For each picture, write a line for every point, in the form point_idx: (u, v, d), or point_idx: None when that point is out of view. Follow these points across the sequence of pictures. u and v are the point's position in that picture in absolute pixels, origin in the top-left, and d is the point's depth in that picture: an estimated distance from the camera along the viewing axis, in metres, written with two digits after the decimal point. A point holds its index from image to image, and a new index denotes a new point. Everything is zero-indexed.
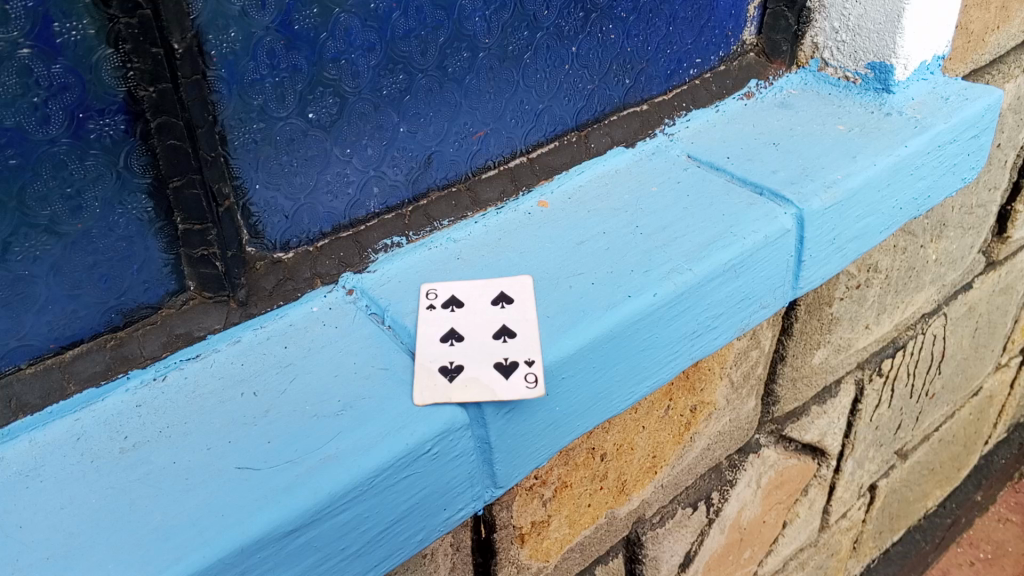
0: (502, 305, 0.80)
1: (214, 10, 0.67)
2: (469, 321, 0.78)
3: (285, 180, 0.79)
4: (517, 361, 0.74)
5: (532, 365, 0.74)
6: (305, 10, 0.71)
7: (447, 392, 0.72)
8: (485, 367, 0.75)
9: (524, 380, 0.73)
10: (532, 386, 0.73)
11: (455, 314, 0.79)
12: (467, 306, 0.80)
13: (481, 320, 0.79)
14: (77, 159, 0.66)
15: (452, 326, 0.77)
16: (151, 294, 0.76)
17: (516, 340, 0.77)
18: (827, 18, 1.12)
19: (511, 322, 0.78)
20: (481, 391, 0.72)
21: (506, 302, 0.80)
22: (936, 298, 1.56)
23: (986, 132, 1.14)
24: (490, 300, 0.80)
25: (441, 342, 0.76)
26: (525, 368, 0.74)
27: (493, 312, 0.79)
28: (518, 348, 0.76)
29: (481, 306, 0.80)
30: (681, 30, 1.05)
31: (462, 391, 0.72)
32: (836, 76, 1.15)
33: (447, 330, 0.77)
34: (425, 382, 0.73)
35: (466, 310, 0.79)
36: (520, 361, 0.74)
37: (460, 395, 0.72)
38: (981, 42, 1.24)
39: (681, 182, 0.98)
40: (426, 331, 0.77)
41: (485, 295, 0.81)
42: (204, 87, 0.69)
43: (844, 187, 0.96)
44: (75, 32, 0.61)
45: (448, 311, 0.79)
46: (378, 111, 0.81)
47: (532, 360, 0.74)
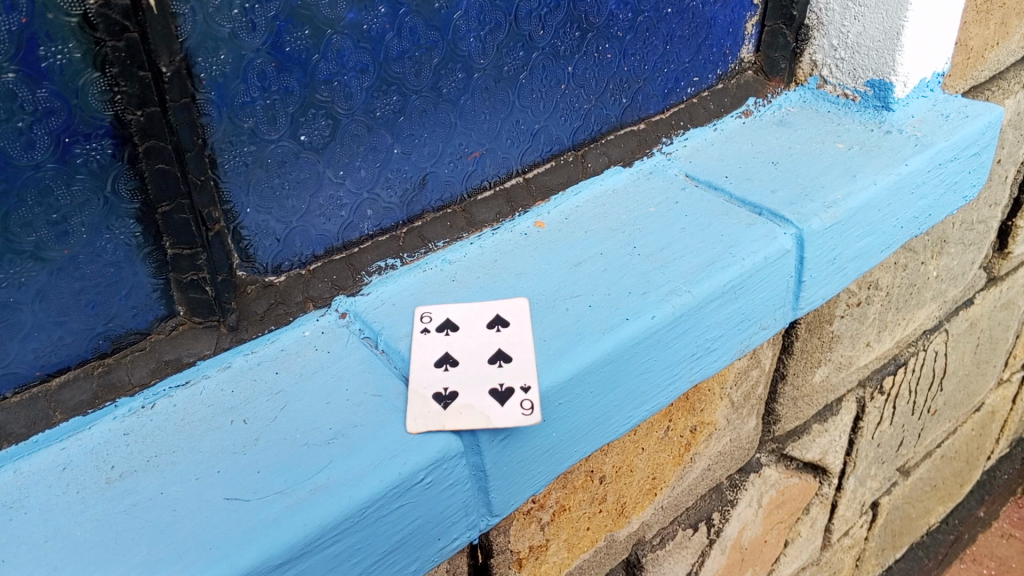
0: (498, 328, 0.79)
1: (203, 33, 0.66)
2: (464, 346, 0.77)
3: (277, 204, 0.77)
4: (512, 388, 0.73)
5: (528, 391, 0.72)
6: (296, 32, 0.70)
7: (441, 420, 0.70)
8: (480, 394, 0.73)
9: (520, 407, 0.71)
10: (527, 413, 0.71)
11: (450, 338, 0.77)
12: (463, 329, 0.79)
13: (477, 344, 0.78)
14: (63, 184, 0.65)
15: (446, 350, 0.76)
16: (139, 319, 0.75)
17: (511, 365, 0.75)
18: (826, 35, 1.11)
19: (507, 346, 0.77)
20: (475, 418, 0.71)
21: (502, 325, 0.79)
22: (937, 314, 1.55)
23: (987, 150, 1.13)
24: (485, 323, 0.79)
25: (435, 367, 0.75)
26: (521, 395, 0.72)
27: (490, 335, 0.78)
28: (514, 373, 0.74)
29: (477, 328, 0.79)
30: (679, 49, 1.04)
31: (456, 418, 0.71)
32: (836, 93, 1.14)
33: (441, 354, 0.76)
34: (418, 410, 0.71)
35: (462, 332, 0.78)
36: (516, 387, 0.72)
37: (454, 423, 0.70)
38: (980, 58, 1.24)
39: (679, 202, 0.97)
40: (419, 356, 0.75)
41: (481, 318, 0.80)
42: (194, 110, 0.68)
43: (844, 207, 0.94)
44: (60, 55, 0.60)
45: (443, 335, 0.78)
46: (371, 132, 0.80)
47: (527, 386, 0.72)
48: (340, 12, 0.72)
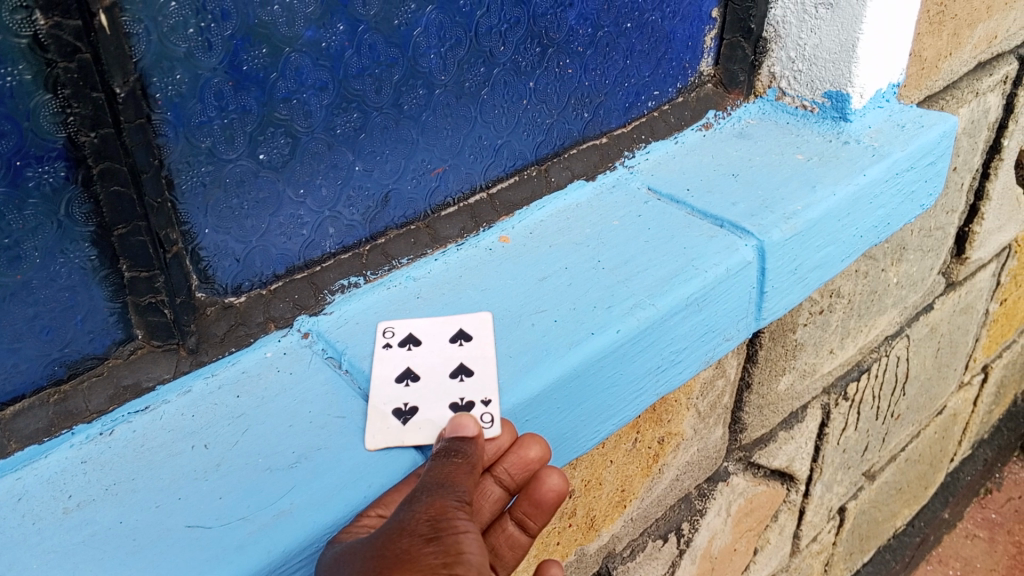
0: (462, 341, 0.78)
1: (157, 52, 0.65)
2: (427, 360, 0.76)
3: (237, 223, 0.76)
4: (472, 402, 0.72)
5: (488, 405, 0.71)
6: (254, 50, 0.70)
7: (399, 437, 0.70)
8: (440, 410, 0.73)
9: (480, 421, 0.70)
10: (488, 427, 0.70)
11: (413, 353, 0.76)
12: (426, 343, 0.77)
13: (440, 359, 0.77)
14: (14, 209, 0.63)
15: (408, 366, 0.75)
16: (97, 344, 0.73)
17: (472, 379, 0.74)
18: (783, 48, 1.12)
19: (469, 361, 0.76)
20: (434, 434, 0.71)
21: (465, 339, 0.78)
22: (898, 320, 1.57)
23: (942, 159, 1.15)
24: (449, 337, 0.78)
25: (396, 382, 0.74)
26: (480, 408, 0.71)
27: (454, 350, 0.77)
28: (474, 387, 0.73)
29: (440, 342, 0.78)
30: (639, 63, 1.05)
31: (415, 434, 0.71)
32: (794, 105, 1.16)
33: (403, 370, 0.75)
34: (378, 425, 0.71)
35: (425, 346, 0.77)
36: (476, 401, 0.72)
37: (412, 438, 0.70)
38: (934, 69, 1.26)
39: (642, 215, 0.97)
40: (380, 371, 0.74)
41: (444, 333, 0.79)
42: (149, 131, 0.67)
43: (804, 217, 0.95)
44: (10, 77, 0.59)
45: (405, 349, 0.77)
46: (332, 150, 0.80)
47: (487, 400, 0.71)
48: (299, 30, 0.72)
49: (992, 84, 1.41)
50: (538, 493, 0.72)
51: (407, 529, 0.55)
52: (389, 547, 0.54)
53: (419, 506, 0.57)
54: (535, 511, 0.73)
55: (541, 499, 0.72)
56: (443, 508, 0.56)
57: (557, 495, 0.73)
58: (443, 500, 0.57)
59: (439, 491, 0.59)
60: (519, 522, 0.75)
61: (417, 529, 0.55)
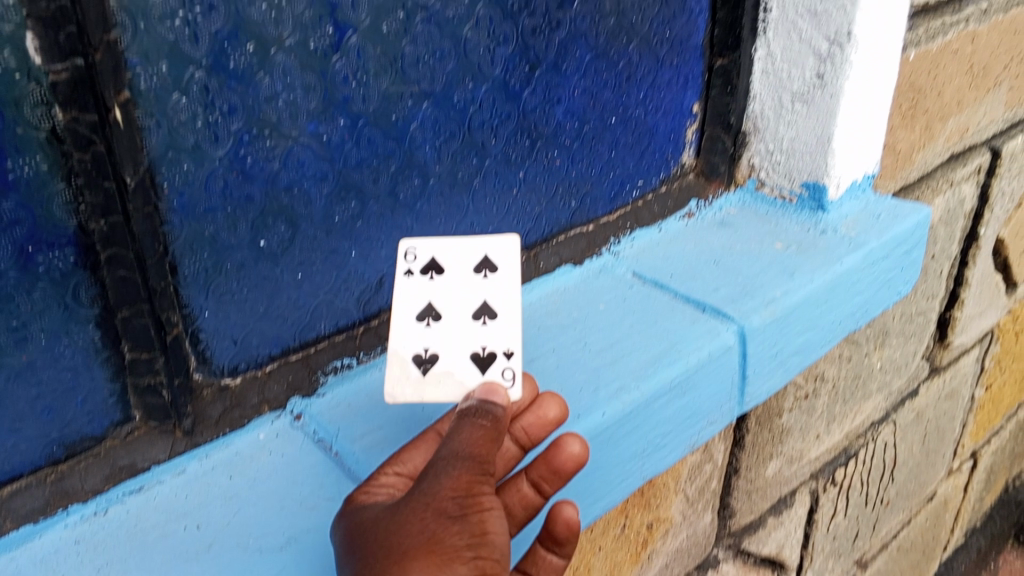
0: (485, 273, 0.79)
1: (167, 145, 0.69)
2: (449, 299, 0.78)
3: (235, 306, 0.79)
4: (495, 353, 0.74)
5: (509, 358, 0.74)
6: (258, 143, 0.74)
7: (422, 389, 0.74)
8: (462, 361, 0.75)
9: (501, 375, 0.73)
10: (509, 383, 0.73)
11: (435, 282, 0.78)
12: (449, 274, 0.79)
13: (463, 290, 0.78)
14: (23, 291, 0.66)
15: (429, 301, 0.78)
16: (95, 425, 0.75)
17: (494, 323, 0.76)
18: (762, 140, 1.18)
19: (492, 299, 0.77)
20: (456, 386, 0.74)
21: (489, 269, 0.79)
22: (883, 405, 1.59)
23: (917, 248, 1.19)
24: (474, 267, 0.80)
25: (417, 321, 0.77)
26: (502, 363, 0.73)
27: (477, 280, 0.79)
28: (496, 336, 0.75)
29: (465, 273, 0.79)
30: (623, 155, 1.09)
31: (433, 386, 0.74)
32: (773, 195, 1.20)
33: (425, 305, 0.77)
34: (401, 375, 0.74)
35: (446, 277, 0.78)
36: (498, 352, 0.74)
37: (435, 391, 0.73)
38: (908, 160, 1.32)
39: (627, 299, 1.01)
40: (403, 306, 0.77)
41: (467, 261, 0.80)
42: (156, 219, 0.70)
43: (783, 303, 0.99)
44: (27, 168, 0.63)
45: (427, 276, 0.79)
46: (330, 236, 0.83)
47: (509, 353, 0.74)
48: (302, 124, 0.76)
49: (966, 174, 1.47)
50: (557, 460, 0.72)
51: (436, 505, 0.60)
52: (417, 520, 0.59)
53: (449, 477, 0.61)
54: (552, 475, 0.73)
55: (560, 467, 0.72)
56: (471, 484, 0.62)
57: (576, 462, 0.73)
58: (471, 474, 0.62)
59: (463, 460, 0.62)
60: (534, 485, 0.75)
61: (445, 505, 0.60)
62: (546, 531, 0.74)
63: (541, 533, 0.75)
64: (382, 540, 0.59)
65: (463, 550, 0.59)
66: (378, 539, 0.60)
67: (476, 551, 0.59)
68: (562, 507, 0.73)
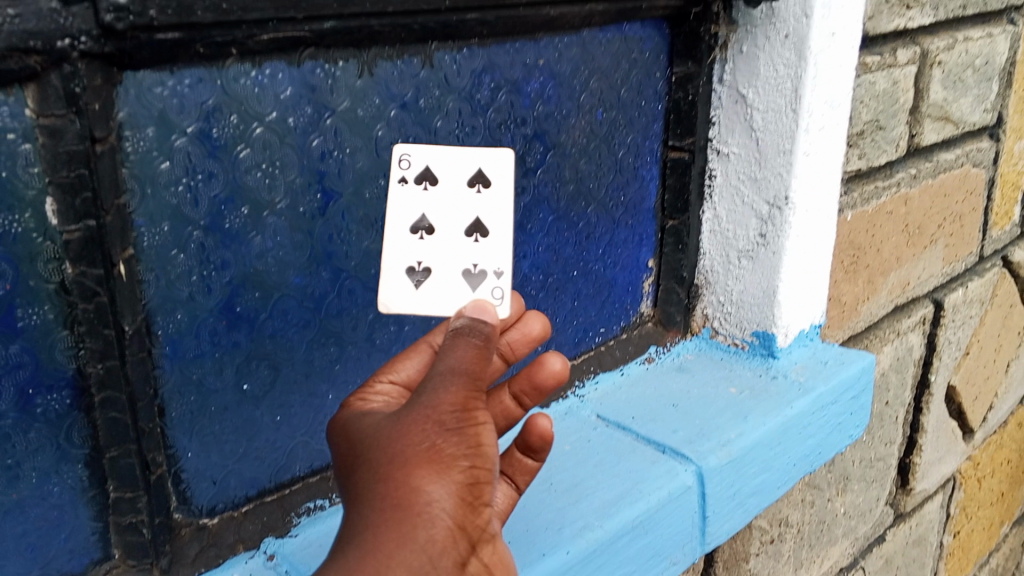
0: (479, 187, 0.74)
1: (164, 295, 0.76)
2: (443, 213, 0.73)
3: (217, 447, 0.83)
4: (485, 271, 0.74)
5: (500, 278, 0.73)
6: (247, 295, 0.82)
7: (413, 301, 0.73)
8: (454, 279, 0.74)
9: (491, 295, 0.73)
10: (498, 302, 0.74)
11: (428, 194, 0.73)
12: (444, 184, 0.74)
13: (456, 203, 0.74)
14: (21, 431, 0.70)
15: (422, 214, 0.73)
16: (75, 562, 0.77)
17: (487, 242, 0.74)
18: (713, 292, 1.27)
19: (485, 216, 0.74)
20: (446, 300, 0.73)
21: (483, 185, 0.75)
22: (851, 551, 1.61)
23: (864, 392, 1.26)
24: (468, 181, 0.74)
25: (410, 233, 0.73)
26: (493, 281, 0.73)
27: (470, 195, 0.74)
28: (489, 253, 0.73)
29: (459, 187, 0.74)
30: (585, 304, 1.17)
31: (427, 301, 0.73)
32: (727, 342, 1.28)
33: (418, 217, 0.73)
34: (391, 284, 0.73)
35: (441, 189, 0.74)
36: (488, 271, 0.74)
37: (425, 304, 0.73)
38: (854, 311, 1.41)
39: (591, 440, 1.06)
40: (396, 216, 0.73)
41: (462, 172, 0.75)
42: (149, 364, 0.76)
43: (737, 445, 1.04)
44: (35, 316, 0.69)
45: (421, 186, 0.73)
46: (309, 380, 0.89)
47: (500, 272, 0.74)
48: (288, 277, 0.84)
49: (912, 323, 1.55)
50: (540, 376, 0.77)
51: (434, 415, 0.57)
52: (418, 432, 0.56)
53: (448, 390, 0.57)
54: (532, 390, 0.78)
55: (541, 381, 0.77)
56: (468, 398, 0.58)
57: (556, 378, 0.77)
58: (469, 389, 0.58)
59: (457, 371, 0.59)
60: (515, 397, 0.80)
61: (444, 417, 0.57)
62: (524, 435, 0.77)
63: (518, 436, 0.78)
64: (382, 452, 0.57)
65: (464, 460, 0.57)
66: (376, 450, 0.57)
67: (475, 461, 0.58)
68: (537, 421, 0.74)
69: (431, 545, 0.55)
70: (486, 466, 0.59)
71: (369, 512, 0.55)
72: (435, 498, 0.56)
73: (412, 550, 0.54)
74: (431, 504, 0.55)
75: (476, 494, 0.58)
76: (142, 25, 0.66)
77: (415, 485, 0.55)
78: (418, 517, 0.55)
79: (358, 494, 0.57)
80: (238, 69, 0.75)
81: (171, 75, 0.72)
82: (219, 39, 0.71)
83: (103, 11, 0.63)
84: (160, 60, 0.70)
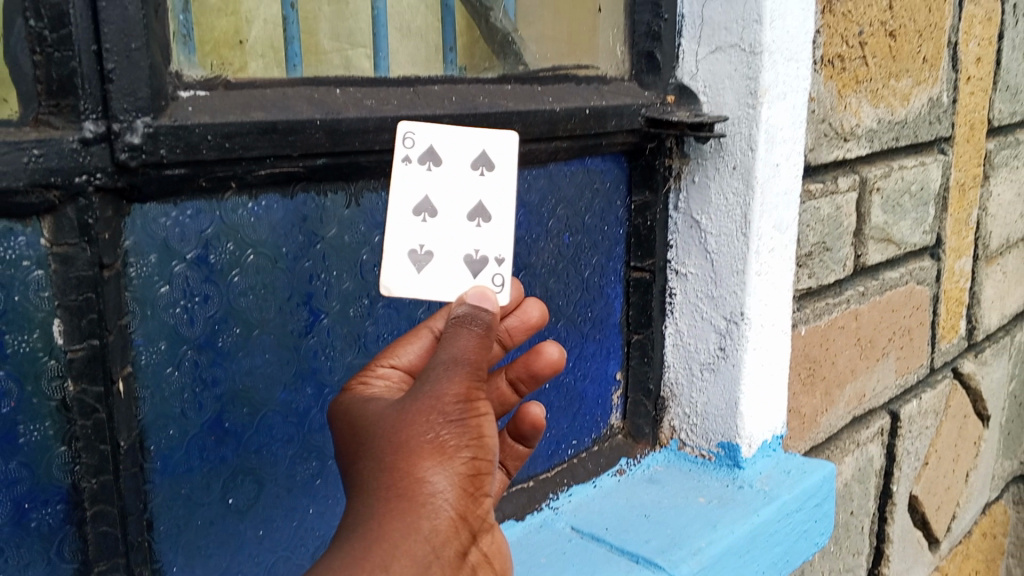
0: (481, 170, 0.79)
1: (157, 411, 0.79)
2: (446, 194, 0.77)
3: (200, 561, 0.85)
4: (487, 258, 0.79)
5: (500, 264, 0.79)
6: (236, 411, 0.86)
7: (415, 284, 0.77)
8: (456, 262, 0.78)
9: (492, 281, 0.79)
10: (497, 288, 0.79)
11: (431, 175, 0.77)
12: (446, 166, 0.78)
13: (459, 187, 0.78)
14: (13, 545, 0.72)
15: (426, 195, 0.77)
16: None
17: (488, 227, 0.79)
18: (679, 404, 1.32)
19: (487, 201, 0.79)
20: (449, 285, 0.77)
21: (486, 167, 0.79)
22: None
23: (827, 500, 1.31)
24: (470, 163, 0.79)
25: (413, 215, 0.76)
26: (494, 268, 0.79)
27: (472, 177, 0.79)
28: (490, 237, 0.78)
29: (462, 168, 0.78)
30: (557, 416, 1.22)
31: (429, 283, 0.77)
32: (694, 452, 1.32)
33: (421, 199, 0.77)
34: (395, 267, 0.77)
35: (444, 170, 0.78)
36: (490, 258, 0.78)
37: (428, 288, 0.77)
38: (814, 422, 1.47)
39: (567, 552, 1.09)
40: (402, 197, 0.76)
41: (464, 155, 0.79)
42: (140, 478, 0.79)
43: (708, 553, 1.07)
44: (35, 432, 0.72)
45: (425, 167, 0.77)
46: (291, 494, 0.92)
47: (501, 259, 0.79)
48: (274, 393, 0.89)
49: (870, 434, 1.61)
50: (537, 364, 0.86)
51: (437, 405, 0.62)
52: (422, 421, 0.62)
53: (450, 381, 0.63)
54: (528, 377, 0.87)
55: (538, 369, 0.86)
56: (469, 389, 0.63)
57: (552, 367, 0.86)
58: (470, 380, 0.64)
59: (458, 361, 0.64)
60: (511, 383, 0.88)
61: (446, 407, 0.62)
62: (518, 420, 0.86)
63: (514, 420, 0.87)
64: (387, 440, 0.62)
65: (463, 449, 0.63)
66: (381, 437, 0.63)
67: (472, 450, 0.64)
68: (529, 408, 0.85)
69: (432, 529, 0.61)
70: (481, 454, 0.65)
71: (374, 497, 0.61)
72: (437, 484, 0.62)
73: (416, 534, 0.60)
74: (432, 490, 0.62)
75: (470, 479, 0.65)
76: (152, 162, 0.73)
77: (419, 473, 0.61)
78: (422, 505, 0.61)
79: (362, 476, 0.63)
80: (237, 200, 0.82)
81: (175, 206, 0.78)
82: (221, 174, 0.78)
83: (119, 150, 0.70)
84: (165, 194, 0.76)
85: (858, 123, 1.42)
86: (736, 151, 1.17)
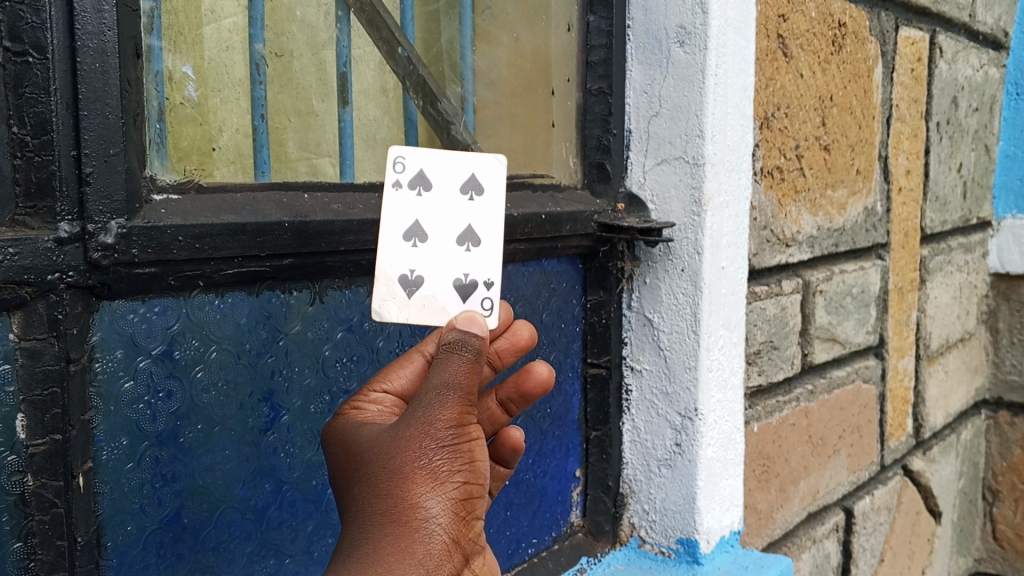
0: (471, 195, 0.83)
1: (115, 507, 0.79)
2: (435, 220, 0.81)
3: None
4: (477, 282, 0.82)
5: (489, 288, 0.83)
6: (194, 507, 0.86)
7: (405, 312, 0.81)
8: (446, 286, 0.82)
9: (481, 306, 0.82)
10: (487, 311, 0.83)
11: (421, 200, 0.81)
12: (436, 190, 0.81)
13: (449, 213, 0.81)
14: None
15: (415, 220, 0.80)
16: None
17: (478, 251, 0.82)
18: (638, 501, 1.33)
19: (475, 225, 0.82)
20: (439, 313, 0.81)
21: (474, 193, 0.83)
22: None
23: None
24: (459, 187, 0.82)
25: (402, 240, 0.80)
26: (482, 293, 0.82)
27: (462, 202, 0.82)
28: (478, 264, 0.82)
29: (451, 193, 0.82)
30: (517, 513, 1.23)
31: (420, 308, 0.81)
32: (654, 549, 1.32)
33: (411, 224, 0.80)
34: (386, 292, 0.80)
35: (433, 194, 0.81)
36: (479, 283, 0.82)
37: (418, 317, 0.81)
38: (769, 518, 1.49)
39: None
40: (392, 223, 0.79)
41: (454, 182, 0.82)
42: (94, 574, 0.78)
43: None
44: None
45: (414, 192, 0.81)
46: None
47: (489, 283, 0.82)
48: (233, 490, 0.90)
49: (825, 530, 1.63)
50: (527, 383, 0.90)
51: (430, 432, 0.68)
52: (416, 448, 0.68)
53: (442, 407, 0.68)
54: (519, 397, 0.92)
55: (530, 389, 0.91)
56: (460, 415, 0.69)
57: (542, 386, 0.91)
58: (461, 406, 0.69)
59: (449, 387, 0.69)
60: (501, 404, 0.92)
61: (438, 433, 0.68)
62: (501, 437, 0.91)
63: (501, 438, 0.91)
64: (384, 468, 0.69)
65: (455, 474, 0.70)
66: (379, 461, 0.70)
67: (464, 474, 0.71)
68: (510, 431, 0.90)
69: (426, 554, 0.69)
70: (473, 477, 0.72)
71: (373, 521, 0.69)
72: (429, 510, 0.69)
73: (409, 559, 0.68)
74: (426, 515, 0.69)
75: (463, 504, 0.72)
76: (123, 260, 0.76)
77: (415, 499, 0.68)
78: (416, 532, 0.68)
79: (360, 501, 0.70)
80: (203, 298, 0.84)
81: (143, 303, 0.80)
82: (189, 273, 0.81)
83: (92, 249, 0.73)
84: (135, 292, 0.78)
85: (798, 230, 1.50)
86: (684, 255, 1.24)
